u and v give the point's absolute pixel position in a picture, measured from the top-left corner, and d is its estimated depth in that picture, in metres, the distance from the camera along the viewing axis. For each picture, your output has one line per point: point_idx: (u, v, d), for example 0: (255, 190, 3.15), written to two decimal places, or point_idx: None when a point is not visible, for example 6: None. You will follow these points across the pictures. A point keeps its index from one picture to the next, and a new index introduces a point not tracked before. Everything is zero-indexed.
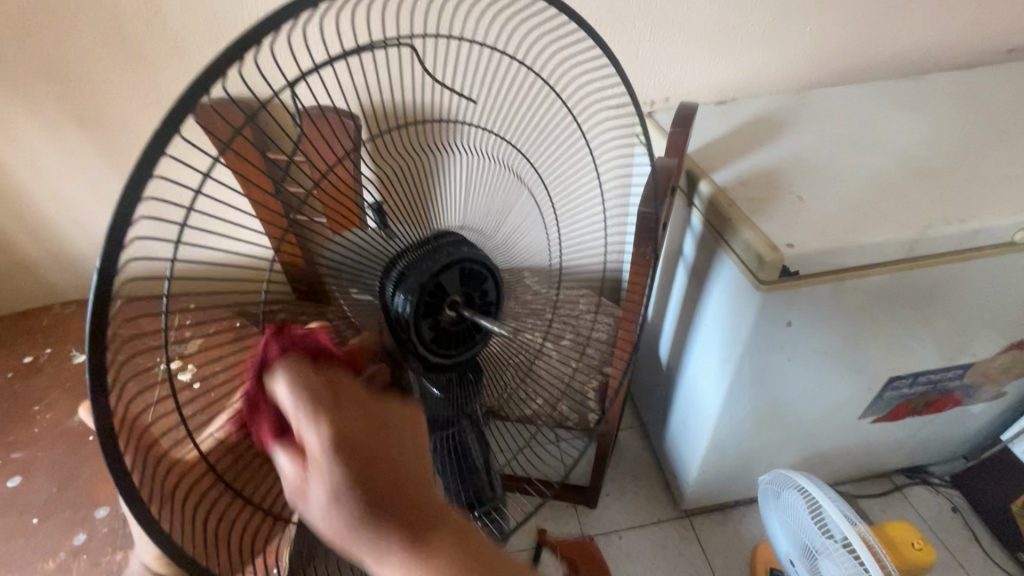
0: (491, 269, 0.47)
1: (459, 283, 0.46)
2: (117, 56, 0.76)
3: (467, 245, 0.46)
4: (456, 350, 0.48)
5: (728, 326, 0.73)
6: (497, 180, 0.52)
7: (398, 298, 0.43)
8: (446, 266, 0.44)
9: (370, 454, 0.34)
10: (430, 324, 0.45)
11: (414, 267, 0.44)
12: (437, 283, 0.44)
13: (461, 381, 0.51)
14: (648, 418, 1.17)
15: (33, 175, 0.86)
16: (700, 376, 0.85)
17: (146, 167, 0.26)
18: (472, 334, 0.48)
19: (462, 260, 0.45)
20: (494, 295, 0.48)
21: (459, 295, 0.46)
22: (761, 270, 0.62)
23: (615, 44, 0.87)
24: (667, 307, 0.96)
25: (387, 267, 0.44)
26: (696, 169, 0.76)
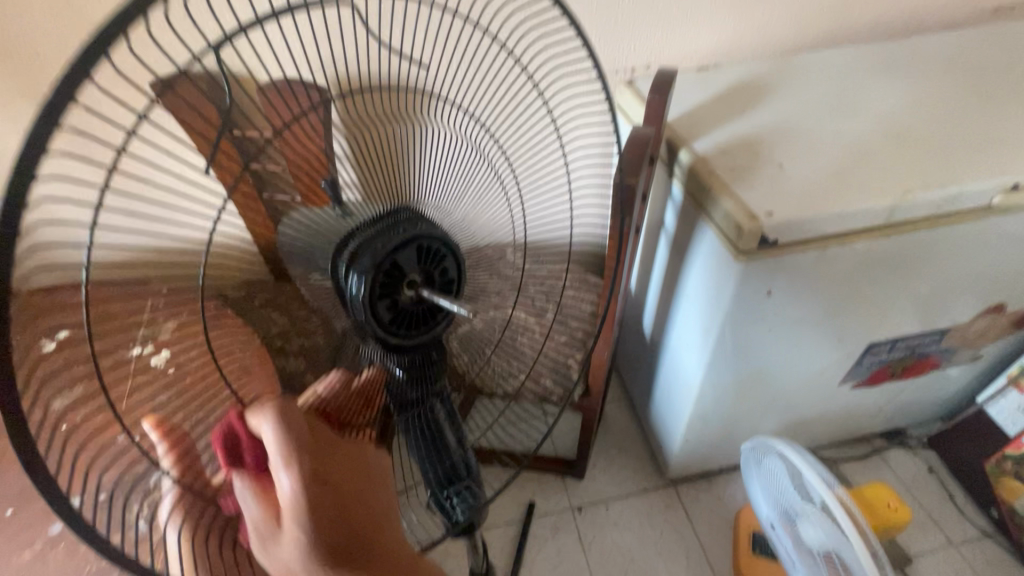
0: (451, 248, 0.45)
1: (417, 261, 0.43)
2: (69, 29, 0.72)
3: (427, 223, 0.44)
4: (417, 330, 0.45)
5: (709, 298, 0.73)
6: (461, 155, 0.50)
7: (353, 279, 0.42)
8: (400, 244, 0.42)
9: (323, 499, 0.39)
10: (388, 304, 0.42)
11: (369, 243, 0.42)
12: (393, 261, 0.42)
13: (426, 361, 0.49)
14: (633, 390, 1.18)
15: None
16: (682, 347, 0.85)
17: (31, 142, 0.24)
18: (432, 315, 0.46)
19: (418, 237, 0.42)
20: (455, 272, 0.46)
21: (417, 275, 0.43)
22: (740, 241, 0.62)
23: (593, 9, 0.84)
24: (650, 279, 0.95)
25: (342, 240, 0.43)
26: (676, 138, 0.74)
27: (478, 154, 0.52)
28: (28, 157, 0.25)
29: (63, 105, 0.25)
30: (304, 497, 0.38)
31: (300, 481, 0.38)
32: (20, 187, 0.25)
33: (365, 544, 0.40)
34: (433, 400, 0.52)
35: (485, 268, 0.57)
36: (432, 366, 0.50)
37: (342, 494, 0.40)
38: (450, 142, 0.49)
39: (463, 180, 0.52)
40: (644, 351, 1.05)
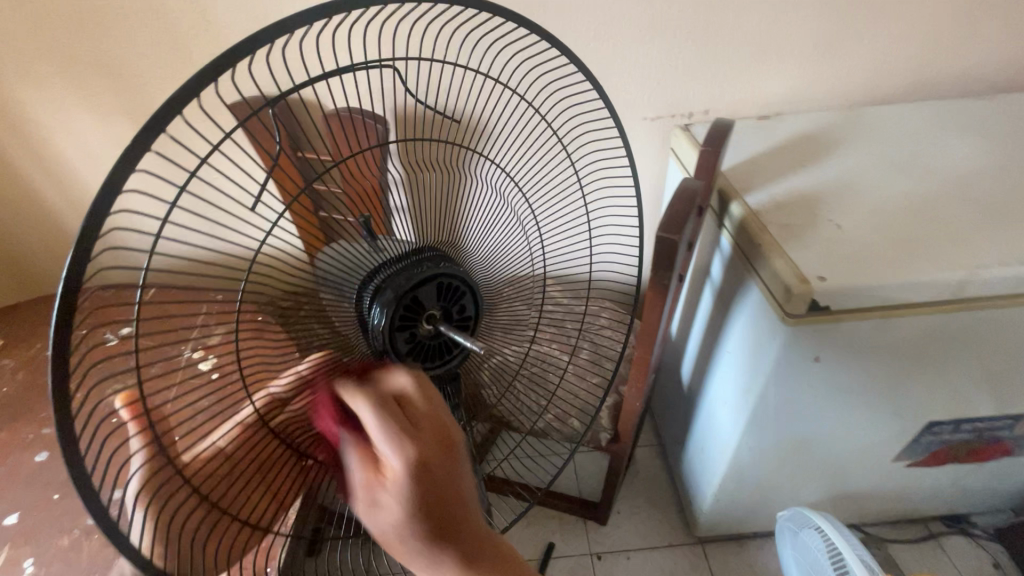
0: (469, 285, 0.47)
1: (436, 297, 0.45)
2: (166, 55, 0.79)
3: (446, 260, 0.46)
4: (432, 362, 0.48)
5: (752, 357, 0.70)
6: (485, 201, 0.51)
7: (374, 310, 0.43)
8: (424, 280, 0.44)
9: (428, 484, 0.36)
10: (407, 337, 0.44)
11: (387, 279, 0.43)
12: (415, 297, 0.43)
13: (439, 394, 0.52)
14: (665, 437, 1.14)
15: (86, 165, 0.90)
16: (720, 402, 0.82)
17: (114, 188, 0.26)
18: (447, 347, 0.48)
19: (440, 274, 0.45)
20: (471, 310, 0.49)
21: (436, 309, 0.46)
22: (788, 303, 0.59)
23: (656, 54, 0.84)
24: (691, 326, 0.92)
25: (366, 277, 0.43)
26: (728, 189, 0.72)
27: (511, 210, 0.54)
28: (109, 202, 0.26)
29: (144, 152, 0.27)
30: (411, 489, 0.35)
31: (407, 468, 0.35)
32: (99, 225, 0.27)
33: (439, 518, 0.36)
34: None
35: (514, 305, 0.58)
36: (446, 403, 0.52)
37: (448, 473, 0.37)
38: (487, 201, 0.51)
39: (492, 222, 0.53)
40: (680, 400, 1.01)
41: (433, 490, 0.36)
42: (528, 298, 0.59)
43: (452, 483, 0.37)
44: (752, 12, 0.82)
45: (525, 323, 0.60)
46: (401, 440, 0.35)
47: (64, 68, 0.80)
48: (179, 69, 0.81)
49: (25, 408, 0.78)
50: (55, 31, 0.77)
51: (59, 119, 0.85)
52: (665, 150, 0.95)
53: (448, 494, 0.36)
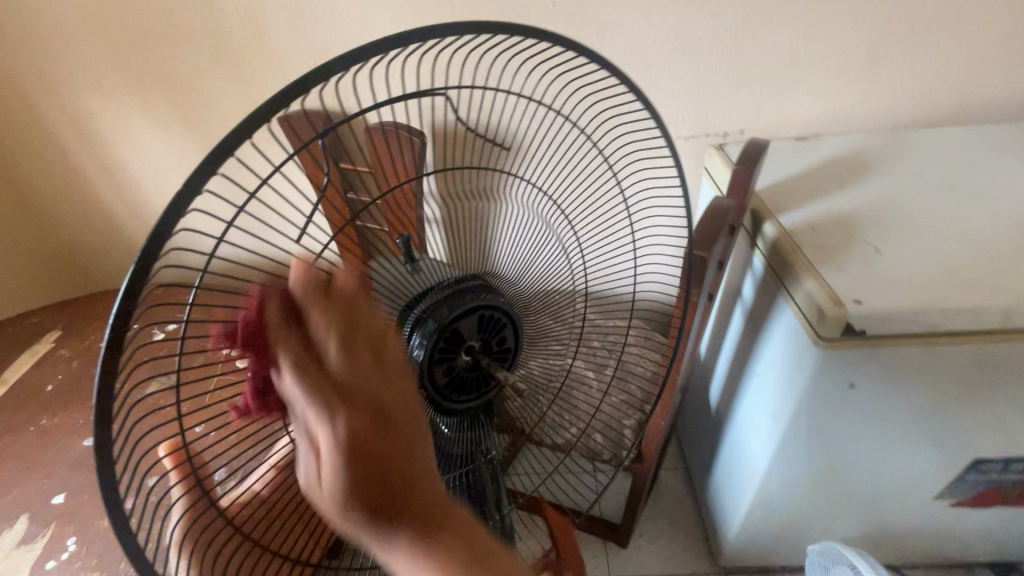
0: (511, 318, 0.49)
1: (476, 329, 0.47)
2: (223, 69, 0.85)
3: (486, 291, 0.47)
4: (465, 395, 0.50)
5: (782, 381, 0.68)
6: (525, 226, 0.51)
7: (414, 341, 0.44)
8: (466, 313, 0.45)
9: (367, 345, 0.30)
10: (445, 370, 0.47)
11: (431, 309, 0.45)
12: (454, 328, 0.45)
13: (472, 422, 0.53)
14: (692, 461, 1.12)
15: (145, 170, 0.96)
16: (749, 427, 0.80)
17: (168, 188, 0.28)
18: (484, 382, 0.51)
19: (480, 307, 0.46)
20: (511, 341, 0.50)
21: (476, 340, 0.47)
22: (821, 325, 0.57)
23: (692, 72, 0.85)
24: (721, 347, 0.90)
25: (409, 302, 0.45)
26: (762, 209, 0.71)
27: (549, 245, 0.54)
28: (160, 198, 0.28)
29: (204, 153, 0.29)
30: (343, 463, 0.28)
31: (345, 443, 0.28)
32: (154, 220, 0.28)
33: (413, 510, 0.31)
34: (478, 458, 0.55)
35: (547, 322, 0.58)
36: (478, 430, 0.54)
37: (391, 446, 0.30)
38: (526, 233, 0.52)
39: (532, 248, 0.53)
40: (709, 424, 0.99)
41: (380, 498, 0.29)
42: (553, 324, 0.59)
43: (400, 448, 0.31)
44: (790, 31, 0.81)
45: (549, 346, 0.60)
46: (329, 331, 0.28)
47: (131, 80, 0.87)
48: (233, 82, 0.86)
49: (73, 394, 0.83)
50: (126, 46, 0.84)
51: (124, 128, 0.92)
52: (697, 171, 0.95)
53: (401, 459, 0.31)
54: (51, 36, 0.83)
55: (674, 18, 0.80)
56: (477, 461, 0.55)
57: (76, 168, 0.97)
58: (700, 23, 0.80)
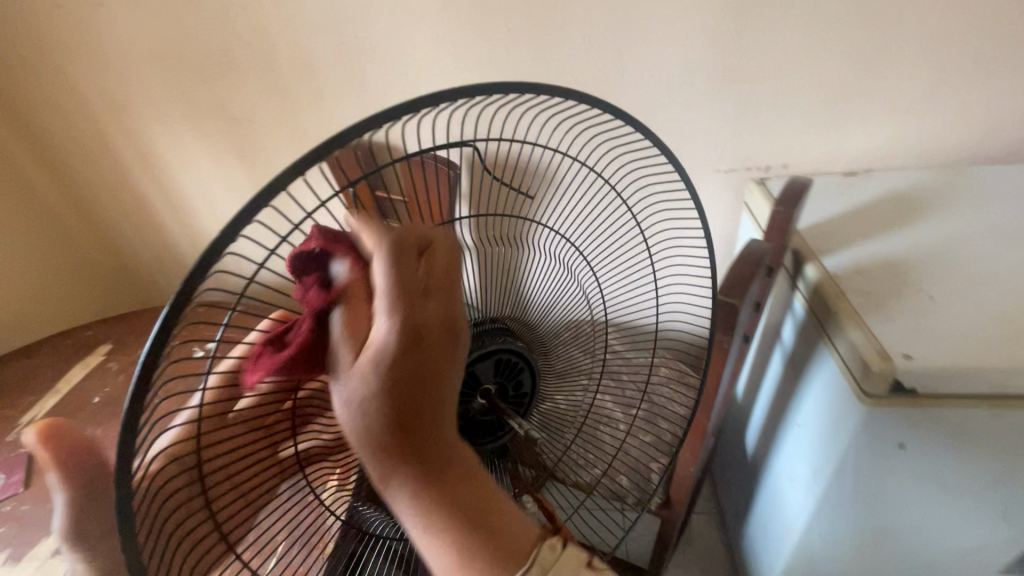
0: (527, 361, 0.51)
1: (493, 372, 0.50)
2: (273, 101, 0.90)
3: (507, 338, 0.50)
4: (485, 437, 0.52)
5: (823, 434, 0.64)
6: (543, 271, 0.52)
7: None
8: (482, 357, 0.48)
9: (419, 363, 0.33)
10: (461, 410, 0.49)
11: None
12: (472, 372, 0.48)
13: (478, 459, 0.54)
14: (726, 507, 1.06)
15: (199, 195, 1.02)
16: (786, 478, 0.75)
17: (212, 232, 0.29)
18: (500, 426, 0.52)
19: (497, 351, 0.49)
20: (527, 386, 0.53)
21: (491, 384, 0.50)
22: (866, 380, 0.53)
23: (732, 106, 0.83)
24: (758, 389, 0.86)
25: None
26: (804, 249, 0.68)
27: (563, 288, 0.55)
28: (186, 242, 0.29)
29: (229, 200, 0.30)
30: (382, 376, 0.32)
31: (402, 329, 0.32)
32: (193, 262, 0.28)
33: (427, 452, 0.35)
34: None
35: (573, 354, 0.58)
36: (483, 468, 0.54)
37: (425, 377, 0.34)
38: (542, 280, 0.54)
39: (550, 293, 0.54)
40: (744, 470, 0.93)
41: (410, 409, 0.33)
42: (574, 364, 0.59)
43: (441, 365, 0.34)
44: (839, 65, 0.78)
45: (568, 381, 0.59)
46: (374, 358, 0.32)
47: (191, 111, 0.92)
48: (283, 113, 0.90)
49: None
50: (186, 80, 0.89)
51: (182, 155, 0.98)
52: (737, 204, 0.92)
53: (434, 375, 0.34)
54: (124, 71, 0.90)
55: (714, 52, 0.78)
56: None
57: (139, 192, 1.04)
58: (740, 57, 0.79)
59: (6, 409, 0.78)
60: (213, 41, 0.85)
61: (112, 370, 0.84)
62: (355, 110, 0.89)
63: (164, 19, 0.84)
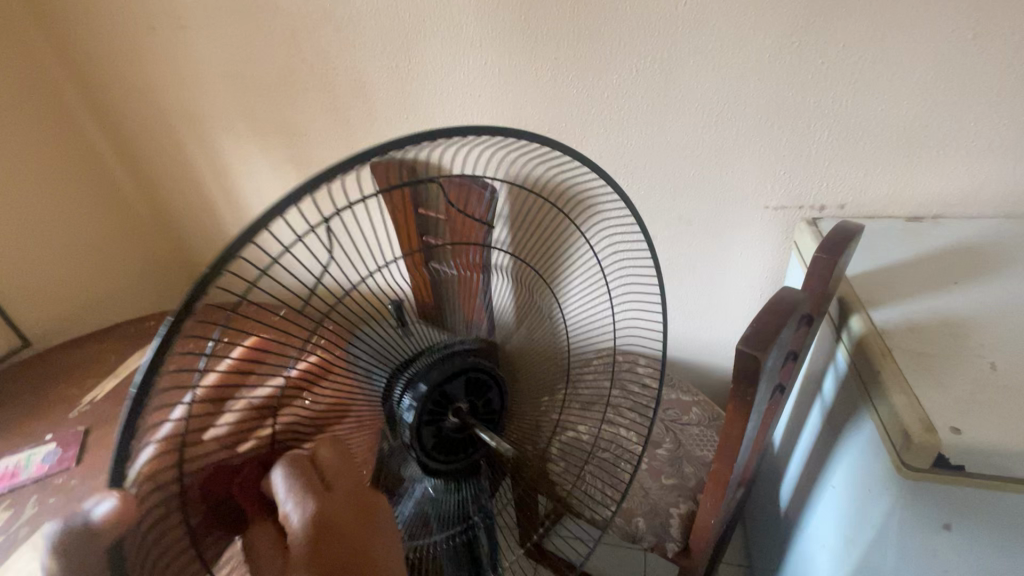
0: (496, 379, 0.49)
1: (464, 391, 0.46)
2: (330, 119, 0.95)
3: (473, 352, 0.47)
4: (453, 459, 0.47)
5: (859, 502, 0.58)
6: (516, 300, 0.53)
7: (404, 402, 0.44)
8: (453, 374, 0.45)
9: None
10: (432, 432, 0.45)
11: (420, 372, 0.44)
12: (442, 391, 0.45)
13: (458, 485, 0.49)
14: (755, 563, 0.99)
15: (259, 203, 1.09)
16: (817, 544, 0.69)
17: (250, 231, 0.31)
18: (470, 445, 0.48)
19: (469, 368, 0.46)
20: (497, 404, 0.49)
21: (463, 403, 0.46)
22: (904, 449, 0.48)
23: (786, 141, 0.79)
24: (796, 442, 0.80)
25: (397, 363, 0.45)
26: (851, 299, 0.63)
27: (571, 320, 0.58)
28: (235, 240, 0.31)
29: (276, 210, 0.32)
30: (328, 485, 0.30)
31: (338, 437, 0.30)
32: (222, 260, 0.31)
33: None
34: (475, 520, 0.51)
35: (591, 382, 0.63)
36: (465, 493, 0.50)
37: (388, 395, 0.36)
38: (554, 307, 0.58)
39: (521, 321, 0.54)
40: (777, 527, 0.87)
41: None
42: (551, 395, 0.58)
43: None
44: (907, 105, 0.73)
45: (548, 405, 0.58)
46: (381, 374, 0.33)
47: (257, 125, 0.99)
48: (339, 131, 0.95)
49: None
50: (255, 96, 0.96)
51: (247, 165, 1.05)
52: (787, 243, 0.87)
53: None
54: (202, 90, 0.99)
55: (767, 86, 0.76)
56: (476, 521, 0.51)
57: (207, 196, 1.12)
58: (795, 92, 0.75)
59: (71, 390, 0.85)
60: (278, 63, 0.91)
61: None
62: (403, 131, 0.93)
63: (238, 44, 0.91)
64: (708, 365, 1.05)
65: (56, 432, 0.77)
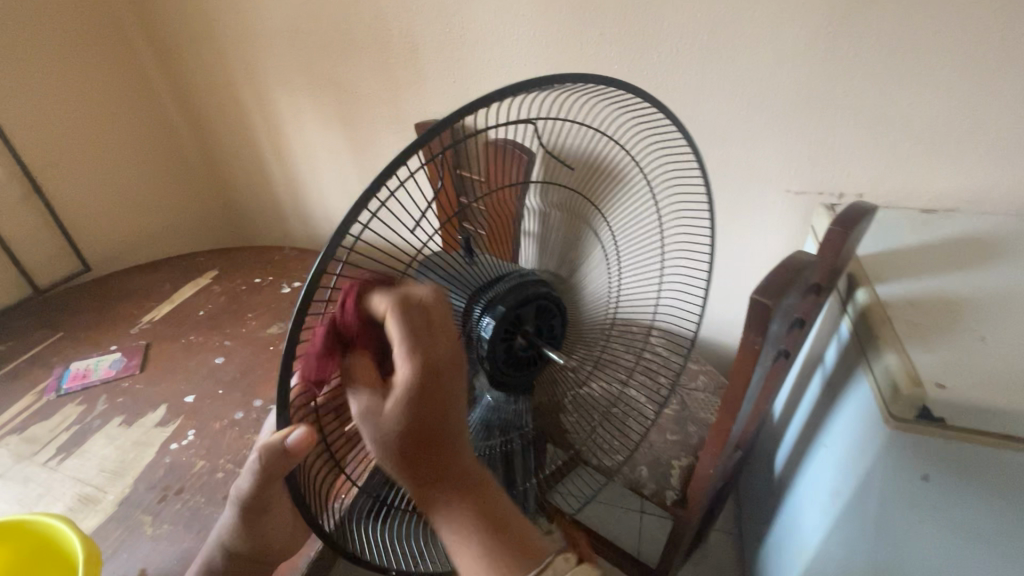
0: (561, 309, 0.54)
1: (534, 317, 0.52)
2: (380, 79, 1.00)
3: (545, 284, 0.53)
4: (518, 373, 0.54)
5: (848, 455, 0.64)
6: (572, 234, 0.57)
7: (484, 319, 0.49)
8: (528, 301, 0.51)
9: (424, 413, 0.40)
10: (505, 347, 0.51)
11: (500, 296, 0.50)
12: (518, 315, 0.50)
13: (515, 397, 0.56)
14: (745, 529, 1.06)
15: (305, 155, 1.16)
16: (807, 500, 0.76)
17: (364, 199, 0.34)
18: (532, 362, 0.55)
19: (540, 297, 0.52)
20: (558, 330, 0.55)
21: (532, 327, 0.52)
22: (895, 402, 0.54)
23: (811, 128, 0.84)
24: (796, 411, 0.86)
25: (476, 290, 0.50)
26: (859, 274, 0.69)
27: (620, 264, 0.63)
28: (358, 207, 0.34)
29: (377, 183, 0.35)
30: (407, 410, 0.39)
31: (419, 373, 0.38)
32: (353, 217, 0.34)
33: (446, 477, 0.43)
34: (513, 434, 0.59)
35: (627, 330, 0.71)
36: (521, 405, 0.57)
37: (439, 392, 0.39)
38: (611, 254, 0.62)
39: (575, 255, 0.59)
40: (770, 493, 0.93)
41: (425, 434, 0.40)
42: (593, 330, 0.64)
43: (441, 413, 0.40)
44: (931, 100, 0.77)
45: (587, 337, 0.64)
46: (407, 343, 0.38)
47: (310, 79, 1.06)
48: (388, 91, 1.01)
49: None
50: (310, 52, 1.02)
51: (297, 119, 1.12)
52: (805, 227, 0.92)
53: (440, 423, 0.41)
54: (260, 44, 1.05)
55: (798, 74, 0.80)
56: (515, 434, 0.58)
57: (257, 145, 1.19)
58: (825, 80, 0.80)
59: (131, 309, 0.93)
60: (337, 21, 0.97)
61: (215, 292, 0.97)
62: (450, 94, 0.98)
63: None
64: (718, 341, 1.11)
65: (120, 343, 0.85)
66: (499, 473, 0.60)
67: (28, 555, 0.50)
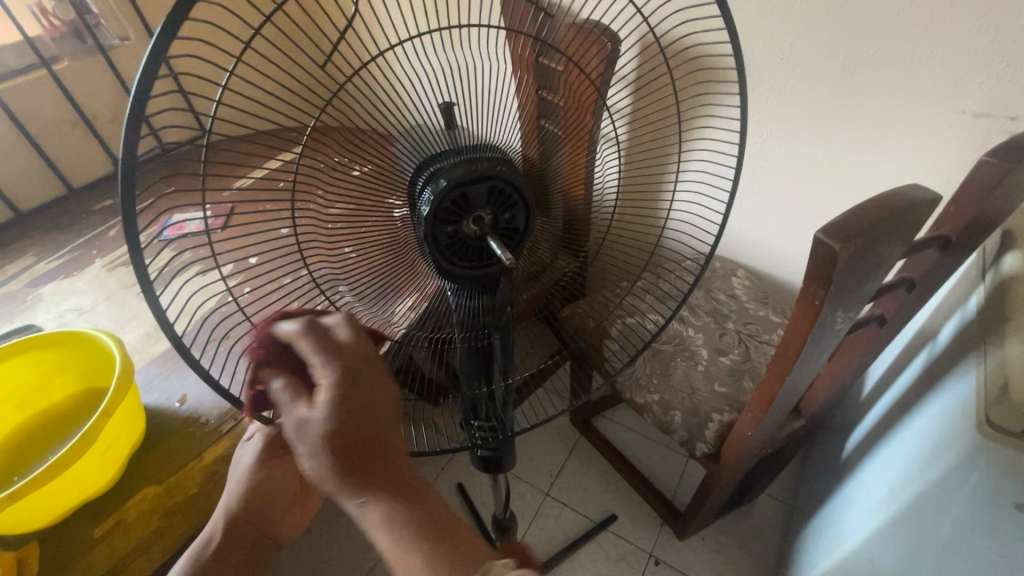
0: (524, 197, 0.44)
1: (487, 199, 0.43)
2: None
3: (505, 164, 0.43)
4: (474, 266, 0.46)
5: (919, 457, 0.51)
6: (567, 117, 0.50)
7: (424, 191, 0.42)
8: (477, 176, 0.41)
9: None
10: (449, 231, 0.43)
11: (444, 168, 0.42)
12: (462, 193, 0.41)
13: (479, 293, 0.49)
14: (798, 503, 0.96)
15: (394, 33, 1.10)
16: (863, 493, 0.64)
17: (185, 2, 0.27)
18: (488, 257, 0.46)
19: (496, 176, 0.42)
20: (521, 225, 0.46)
21: (486, 213, 0.43)
22: (999, 407, 0.41)
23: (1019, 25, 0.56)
24: (885, 391, 0.71)
25: (420, 163, 0.42)
26: (1020, 233, 0.51)
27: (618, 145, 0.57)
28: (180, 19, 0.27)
29: None
30: None
31: None
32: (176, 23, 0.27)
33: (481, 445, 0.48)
34: (494, 332, 0.52)
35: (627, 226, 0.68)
36: (483, 302, 0.50)
37: None
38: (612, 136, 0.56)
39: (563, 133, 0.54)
40: (831, 474, 0.81)
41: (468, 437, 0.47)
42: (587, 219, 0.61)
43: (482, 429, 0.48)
44: None
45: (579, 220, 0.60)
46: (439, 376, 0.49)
47: None
48: None
49: None
50: None
51: None
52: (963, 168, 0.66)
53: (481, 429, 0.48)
54: None
55: None
56: (495, 331, 0.52)
57: None
58: None
59: None
60: None
61: None
62: None
63: None
64: None
65: None
66: (472, 372, 0.53)
67: (83, 360, 0.64)
